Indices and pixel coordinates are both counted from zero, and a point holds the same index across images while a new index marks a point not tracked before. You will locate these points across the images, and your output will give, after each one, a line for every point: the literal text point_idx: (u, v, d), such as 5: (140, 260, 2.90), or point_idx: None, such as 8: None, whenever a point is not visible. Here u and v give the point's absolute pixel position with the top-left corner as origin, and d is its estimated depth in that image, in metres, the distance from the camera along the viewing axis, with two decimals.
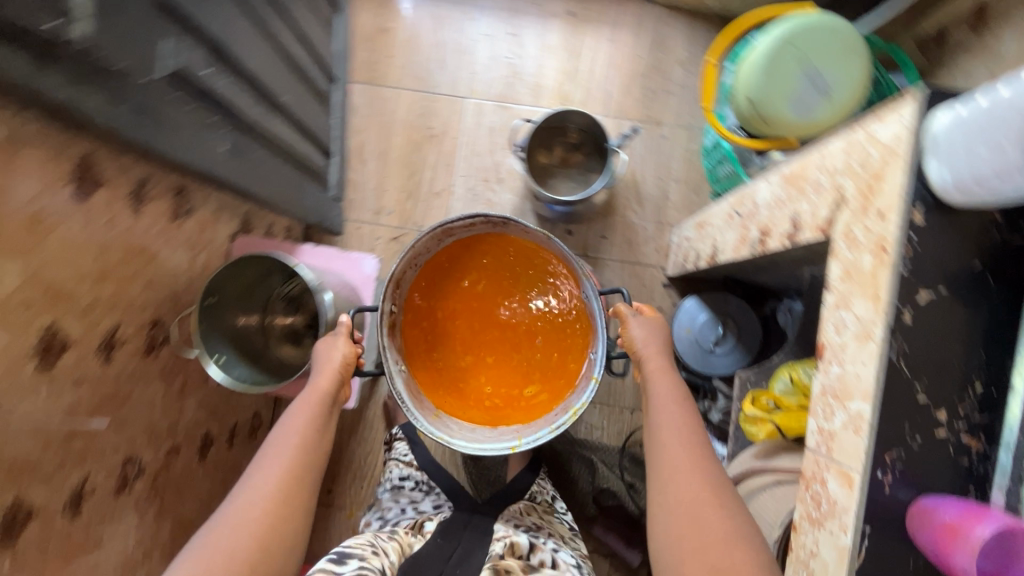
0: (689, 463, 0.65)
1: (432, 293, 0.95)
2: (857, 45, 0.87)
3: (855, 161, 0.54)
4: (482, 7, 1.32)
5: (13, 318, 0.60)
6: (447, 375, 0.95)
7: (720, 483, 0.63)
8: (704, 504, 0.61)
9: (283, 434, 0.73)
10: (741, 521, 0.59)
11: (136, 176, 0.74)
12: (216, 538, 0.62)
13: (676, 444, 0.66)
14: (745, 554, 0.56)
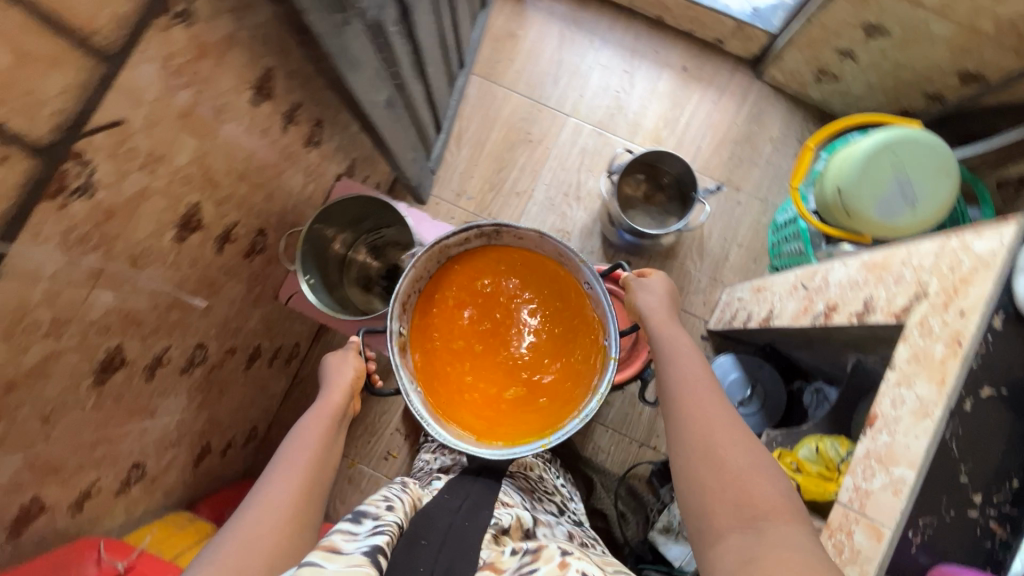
0: (706, 406, 0.66)
1: (439, 287, 0.90)
2: (950, 169, 0.95)
3: (944, 263, 0.61)
4: (606, 40, 1.41)
5: (174, 187, 0.67)
6: (444, 375, 0.89)
7: (738, 427, 0.63)
8: (722, 444, 0.61)
9: (299, 445, 0.70)
10: (764, 462, 0.59)
11: (295, 98, 0.82)
12: (234, 542, 0.56)
13: (697, 394, 0.67)
14: (769, 489, 0.56)
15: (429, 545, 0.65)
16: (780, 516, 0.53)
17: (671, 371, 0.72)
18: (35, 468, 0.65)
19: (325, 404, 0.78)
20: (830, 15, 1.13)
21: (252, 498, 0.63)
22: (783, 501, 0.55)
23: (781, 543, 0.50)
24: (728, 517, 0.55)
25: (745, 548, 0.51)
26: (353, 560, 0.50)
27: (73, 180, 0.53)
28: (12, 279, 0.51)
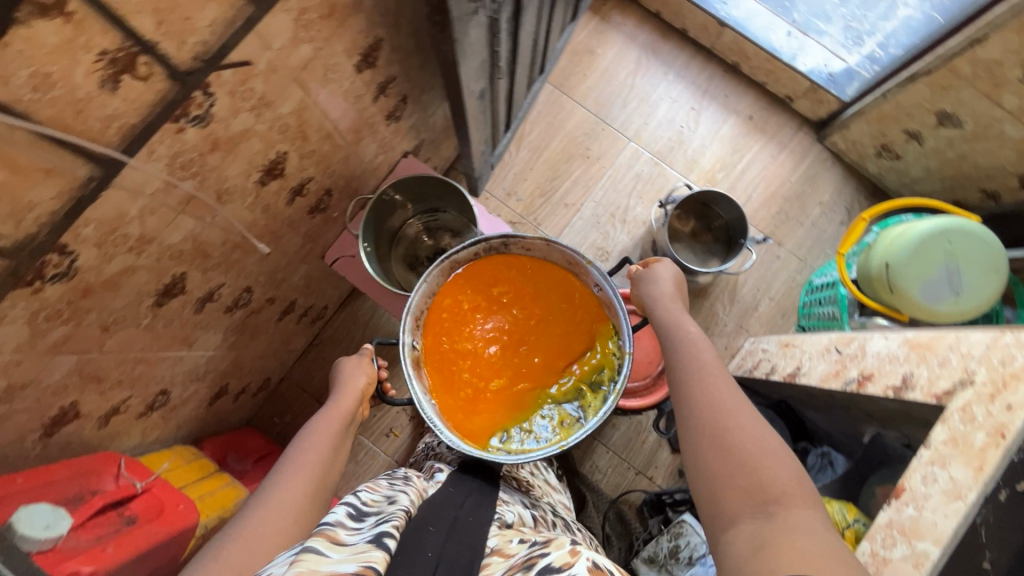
0: (716, 388, 0.64)
1: (452, 296, 0.90)
2: (999, 266, 0.97)
3: (995, 356, 0.63)
4: (680, 75, 1.44)
5: (270, 133, 0.69)
6: (454, 385, 0.89)
7: (749, 409, 0.62)
8: (731, 424, 0.59)
9: (308, 448, 0.74)
10: (777, 444, 0.57)
11: (391, 71, 0.84)
12: (248, 530, 0.59)
13: (704, 377, 0.66)
14: (781, 471, 0.54)
15: (437, 532, 0.62)
16: (793, 501, 0.51)
17: (681, 353, 0.71)
18: (83, 374, 0.67)
19: (331, 411, 0.82)
20: (908, 95, 1.16)
21: (262, 494, 0.66)
22: (796, 484, 0.53)
23: (796, 531, 0.48)
24: (739, 501, 0.53)
25: (755, 536, 0.49)
26: (359, 548, 0.51)
27: (195, 109, 0.55)
28: (120, 190, 0.53)
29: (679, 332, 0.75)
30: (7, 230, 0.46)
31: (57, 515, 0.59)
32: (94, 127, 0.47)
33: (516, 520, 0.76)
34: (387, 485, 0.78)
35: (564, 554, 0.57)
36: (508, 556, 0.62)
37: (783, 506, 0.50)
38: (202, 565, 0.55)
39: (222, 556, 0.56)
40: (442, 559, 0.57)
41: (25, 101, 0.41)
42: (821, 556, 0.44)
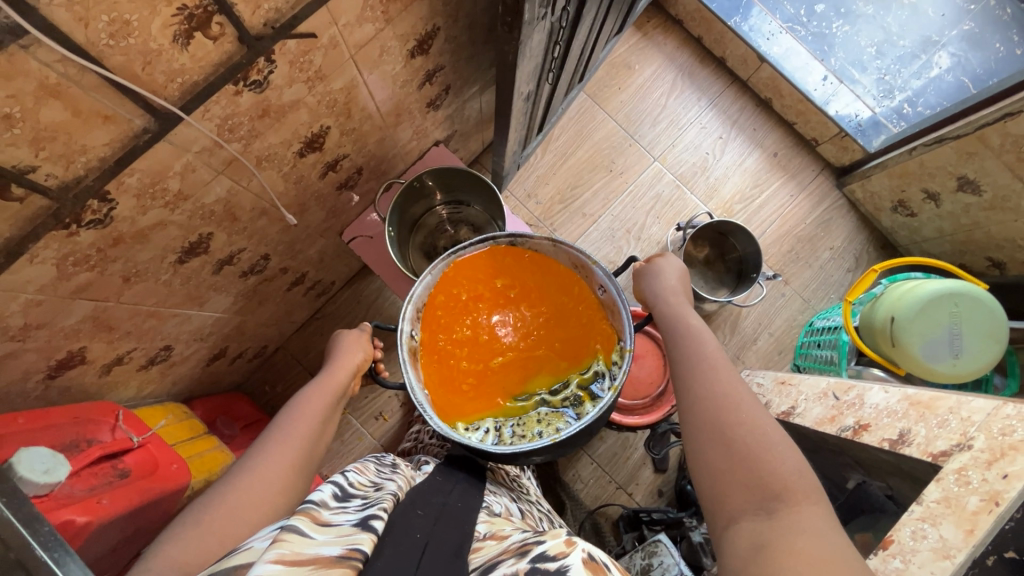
0: (720, 378, 0.64)
1: (453, 291, 0.85)
2: (1000, 337, 0.99)
3: (995, 425, 0.65)
4: (712, 102, 1.45)
5: (318, 106, 0.68)
6: (450, 382, 0.83)
7: (753, 401, 0.61)
8: (732, 416, 0.59)
9: (297, 419, 0.71)
10: (780, 437, 0.57)
11: (441, 60, 0.83)
12: (223, 504, 0.57)
13: (705, 367, 0.66)
14: (784, 466, 0.54)
15: (426, 516, 0.61)
16: (795, 497, 0.51)
17: (683, 343, 0.71)
18: (96, 321, 0.66)
19: (327, 379, 0.79)
20: (933, 157, 1.18)
21: (247, 464, 0.63)
22: (799, 480, 0.53)
23: (800, 531, 0.48)
24: (742, 498, 0.53)
25: (756, 536, 0.49)
26: (344, 530, 0.50)
27: (255, 74, 0.54)
28: (170, 144, 0.52)
29: (682, 325, 0.74)
30: (56, 171, 0.45)
31: (56, 461, 0.59)
32: (159, 80, 0.46)
33: (503, 510, 0.78)
34: (374, 470, 0.76)
35: (559, 542, 0.52)
36: (502, 540, 0.61)
37: (786, 503, 0.51)
38: (179, 533, 0.54)
39: (199, 525, 0.54)
40: (431, 540, 0.56)
41: (100, 46, 0.40)
42: (822, 559, 0.45)
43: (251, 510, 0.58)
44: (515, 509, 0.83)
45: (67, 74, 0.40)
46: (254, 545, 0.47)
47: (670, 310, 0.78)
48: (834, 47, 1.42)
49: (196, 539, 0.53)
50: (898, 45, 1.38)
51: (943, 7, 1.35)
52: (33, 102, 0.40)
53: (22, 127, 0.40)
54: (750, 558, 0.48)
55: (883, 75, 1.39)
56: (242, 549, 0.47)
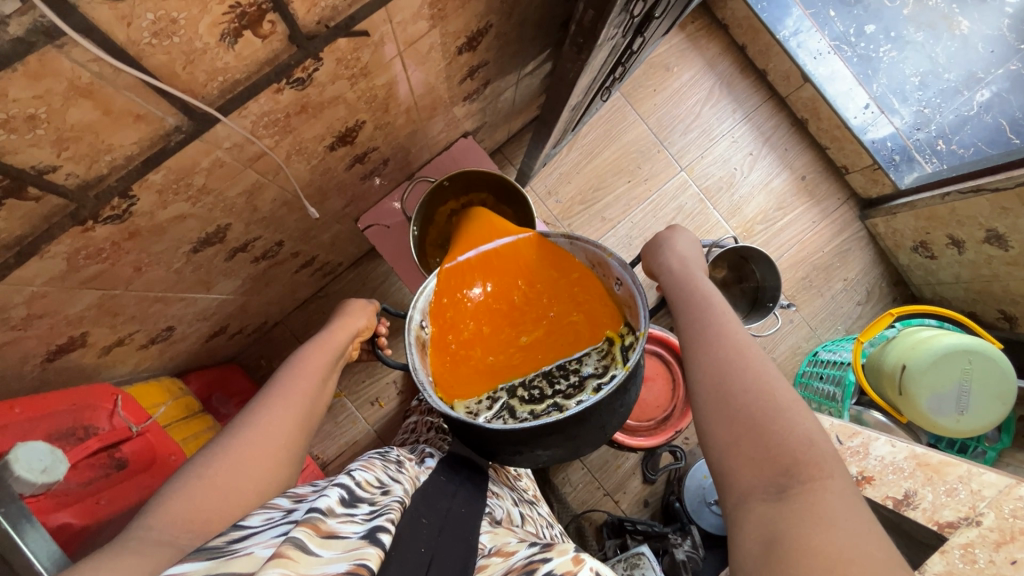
0: (728, 343, 0.55)
1: (461, 283, 0.79)
2: (1007, 397, 0.99)
3: (1008, 507, 0.66)
4: (747, 115, 1.40)
5: (357, 102, 0.63)
6: (464, 368, 0.76)
7: (766, 367, 0.51)
8: (735, 384, 0.50)
9: (297, 373, 0.66)
10: (795, 404, 0.47)
11: (487, 55, 0.78)
12: (219, 466, 0.51)
13: (712, 332, 0.57)
14: (795, 436, 0.44)
15: (431, 525, 0.55)
16: (812, 476, 0.41)
17: (688, 311, 0.62)
18: (102, 308, 0.62)
19: (326, 339, 0.75)
20: (966, 206, 1.16)
21: (247, 417, 0.58)
22: (817, 454, 0.43)
23: (817, 517, 0.38)
24: (748, 477, 0.44)
25: (760, 525, 0.40)
26: (351, 543, 0.42)
27: (300, 72, 0.49)
28: (202, 143, 0.48)
29: (688, 292, 0.65)
30: (77, 171, 0.41)
31: (54, 458, 0.56)
32: (199, 79, 0.41)
33: (505, 516, 0.72)
34: (381, 466, 0.66)
35: (566, 560, 0.48)
36: (509, 556, 0.53)
37: (802, 484, 0.41)
38: (178, 488, 0.48)
39: (202, 478, 0.49)
40: (435, 555, 0.50)
41: (141, 45, 0.35)
42: (843, 549, 0.35)
43: (253, 465, 0.53)
44: (518, 515, 0.76)
45: (102, 74, 0.35)
46: (251, 553, 0.39)
47: (676, 279, 0.69)
48: (878, 71, 1.36)
49: (201, 492, 0.48)
50: (942, 78, 1.31)
51: (993, 43, 1.25)
52: (60, 102, 0.35)
53: (46, 127, 0.36)
54: (759, 552, 0.38)
55: (923, 108, 1.34)
56: (237, 556, 0.38)
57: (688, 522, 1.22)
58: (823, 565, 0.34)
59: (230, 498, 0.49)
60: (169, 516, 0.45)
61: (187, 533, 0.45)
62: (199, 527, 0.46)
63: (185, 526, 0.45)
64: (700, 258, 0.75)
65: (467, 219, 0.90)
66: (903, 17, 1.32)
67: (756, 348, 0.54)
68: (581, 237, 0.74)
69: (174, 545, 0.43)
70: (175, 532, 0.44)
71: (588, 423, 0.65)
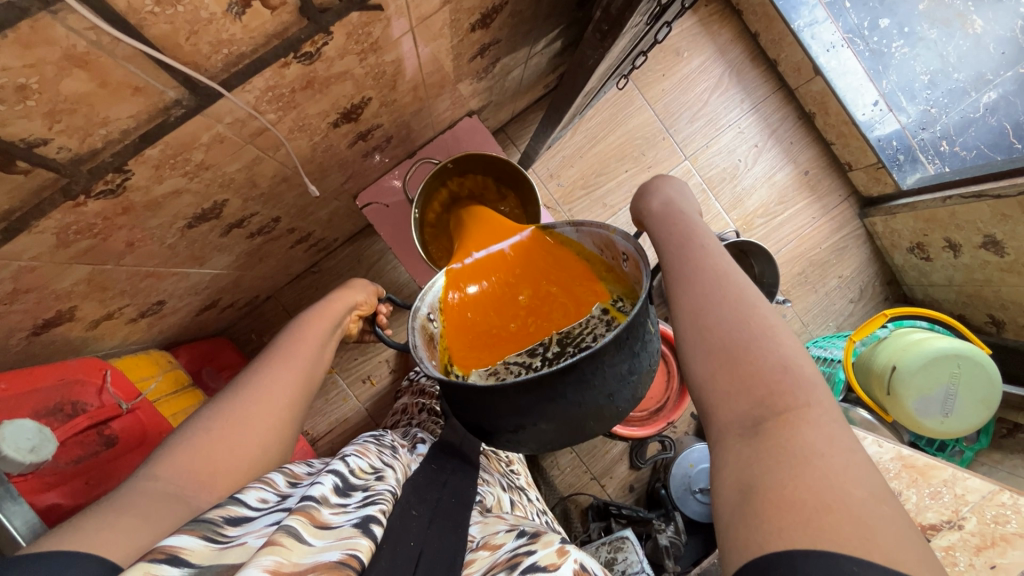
0: (714, 279, 0.52)
1: (471, 274, 0.80)
2: (993, 402, 1.01)
3: (989, 512, 0.69)
4: (755, 106, 1.38)
5: (364, 78, 0.60)
6: (484, 342, 0.77)
7: (745, 295, 0.49)
8: (715, 317, 0.47)
9: (299, 338, 0.66)
10: (773, 328, 0.45)
11: (498, 32, 0.75)
12: (221, 424, 0.51)
13: (700, 265, 0.54)
14: (768, 363, 0.42)
15: (421, 518, 0.52)
16: (788, 407, 0.39)
17: (673, 245, 0.60)
18: (91, 283, 0.60)
19: (326, 307, 0.75)
20: (966, 210, 1.16)
21: (249, 377, 0.58)
22: (792, 381, 0.40)
23: (792, 457, 0.35)
24: (726, 411, 0.41)
25: (732, 473, 0.38)
26: (343, 532, 0.41)
27: (308, 46, 0.46)
28: (203, 119, 0.45)
29: (668, 233, 0.63)
30: (70, 144, 0.38)
31: (42, 437, 0.55)
32: (203, 51, 0.38)
33: (495, 502, 0.68)
34: (376, 450, 0.63)
35: (551, 552, 0.48)
36: (496, 550, 0.52)
37: (778, 417, 0.38)
38: (182, 442, 0.48)
39: (208, 434, 0.50)
40: (426, 549, 0.48)
41: (143, 13, 0.33)
42: (817, 493, 0.32)
43: (260, 422, 0.53)
44: (508, 502, 0.72)
45: (99, 43, 0.33)
46: (245, 542, 0.38)
47: (659, 221, 0.67)
48: (888, 68, 1.32)
49: (208, 445, 0.48)
50: (951, 78, 1.24)
51: (1005, 44, 1.17)
52: (53, 72, 0.32)
53: (38, 99, 0.33)
54: (735, 503, 0.35)
55: (930, 107, 1.30)
56: (231, 545, 0.37)
57: (672, 509, 1.24)
58: (799, 516, 0.31)
59: (234, 454, 0.49)
60: (177, 466, 0.46)
61: (194, 484, 0.45)
62: (204, 479, 0.46)
63: (192, 477, 0.45)
64: (689, 195, 0.71)
65: (464, 221, 0.91)
66: (918, 12, 1.25)
67: (737, 278, 0.52)
68: (587, 223, 0.71)
69: (185, 501, 0.43)
70: (182, 484, 0.44)
71: (588, 394, 0.61)
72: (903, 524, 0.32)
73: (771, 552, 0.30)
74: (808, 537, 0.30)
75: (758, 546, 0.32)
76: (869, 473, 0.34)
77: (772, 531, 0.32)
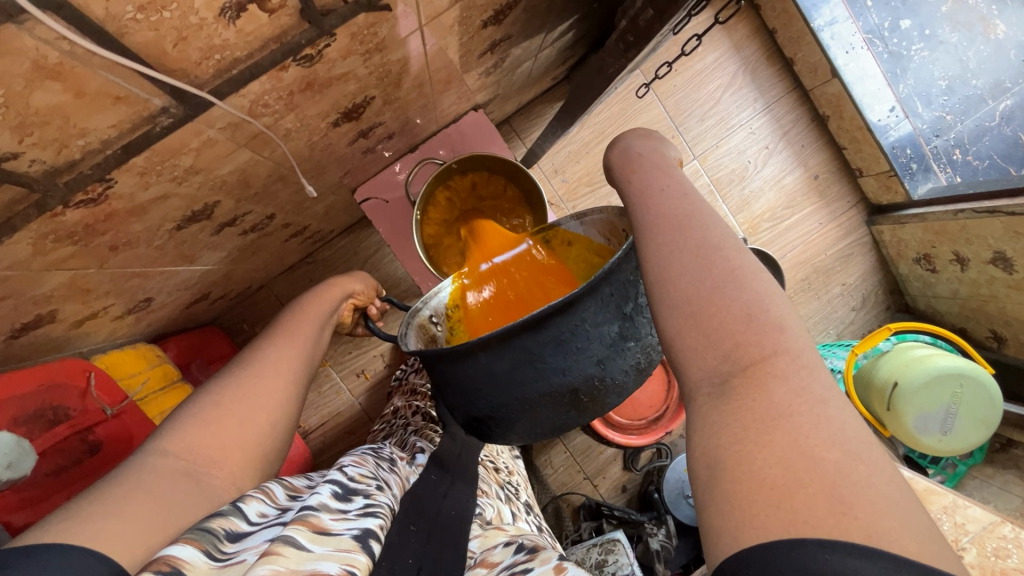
0: (680, 226, 0.45)
1: (480, 285, 0.80)
2: (993, 422, 1.00)
3: (990, 545, 0.70)
4: (767, 106, 1.34)
5: (368, 77, 0.56)
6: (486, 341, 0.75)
7: (708, 237, 0.43)
8: (676, 268, 0.42)
9: (299, 320, 0.68)
10: (736, 272, 0.40)
11: (511, 27, 0.71)
12: (227, 397, 0.51)
13: (667, 208, 0.48)
14: (733, 312, 0.38)
15: (420, 533, 0.49)
16: (754, 359, 0.36)
17: (637, 191, 0.52)
18: (73, 286, 0.56)
19: (320, 294, 0.76)
20: (979, 225, 1.14)
21: (253, 355, 0.58)
22: (757, 328, 0.37)
23: (759, 422, 0.33)
24: (694, 366, 0.38)
25: (700, 440, 0.35)
26: (343, 542, 0.39)
27: (309, 50, 0.42)
28: (193, 126, 0.41)
29: (627, 183, 0.55)
30: (44, 157, 0.35)
31: (20, 451, 0.54)
32: (192, 58, 0.34)
33: (494, 514, 0.66)
34: (373, 462, 0.59)
35: (547, 569, 0.46)
36: (493, 568, 0.50)
37: (745, 371, 0.36)
38: (192, 412, 0.49)
39: (216, 408, 0.49)
40: (424, 566, 0.46)
41: (124, 21, 0.29)
42: (788, 468, 0.30)
43: (268, 396, 0.53)
44: (508, 514, 0.70)
45: (73, 52, 0.29)
46: (245, 560, 0.35)
47: (618, 171, 0.58)
48: (906, 71, 1.23)
49: (215, 420, 0.48)
50: (969, 84, 1.17)
51: None
52: (22, 85, 0.29)
53: (5, 112, 0.30)
54: (705, 479, 0.33)
55: (946, 114, 1.22)
56: (231, 564, 0.34)
57: (664, 512, 1.24)
58: (767, 500, 0.29)
59: (243, 427, 0.49)
60: (187, 439, 0.46)
61: (205, 459, 0.45)
62: (217, 453, 0.46)
63: (201, 450, 0.45)
64: (657, 137, 0.62)
65: (475, 232, 0.89)
66: (940, 15, 1.17)
67: (700, 223, 0.45)
68: (591, 213, 0.69)
69: (199, 477, 0.43)
70: (193, 457, 0.44)
71: (568, 367, 0.60)
72: (879, 485, 0.29)
73: (743, 549, 0.28)
74: (782, 527, 0.28)
75: (731, 539, 0.29)
76: (841, 430, 0.32)
77: (746, 519, 0.29)
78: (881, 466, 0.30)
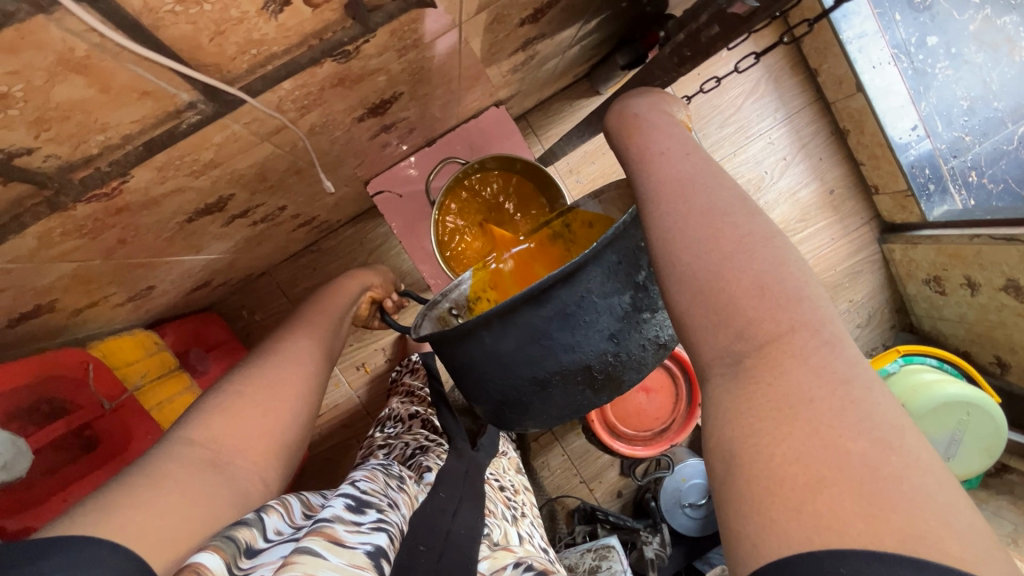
0: (691, 195, 0.41)
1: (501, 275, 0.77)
2: (996, 449, 1.00)
3: None
4: (785, 113, 1.31)
5: (400, 73, 0.53)
6: None
7: (716, 201, 0.40)
8: (685, 239, 0.39)
9: (317, 313, 0.66)
10: (746, 241, 0.38)
11: (547, 25, 0.68)
12: (252, 384, 0.49)
13: (677, 175, 0.44)
14: (742, 286, 0.36)
15: (429, 553, 0.47)
16: (769, 336, 0.34)
17: (638, 161, 0.47)
18: (75, 277, 0.53)
19: (336, 289, 0.73)
20: (995, 251, 1.13)
21: (271, 346, 0.56)
22: (771, 303, 0.35)
23: (779, 413, 0.31)
24: (706, 344, 0.36)
25: (715, 435, 0.33)
26: (356, 558, 0.37)
27: (348, 45, 0.39)
28: (219, 123, 0.38)
29: (624, 151, 0.50)
30: (59, 152, 0.32)
31: (16, 450, 0.49)
32: (228, 52, 0.31)
33: (502, 536, 0.64)
34: (383, 478, 0.56)
35: None
36: None
37: (760, 350, 0.34)
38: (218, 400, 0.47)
39: (241, 397, 0.47)
40: None
41: (161, 13, 0.26)
42: (806, 465, 0.28)
43: (288, 386, 0.51)
44: (515, 536, 0.68)
45: (103, 45, 0.26)
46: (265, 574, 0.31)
47: (614, 138, 0.52)
48: (929, 88, 1.20)
49: (238, 410, 0.46)
50: (991, 106, 1.16)
51: None
52: (43, 78, 0.26)
53: (23, 107, 0.27)
54: (721, 476, 0.31)
55: (965, 134, 1.20)
56: None
57: (659, 520, 1.24)
58: (788, 500, 0.27)
59: (268, 415, 0.47)
60: (210, 429, 0.43)
61: (226, 448, 0.43)
62: (243, 444, 0.44)
63: (225, 439, 0.43)
64: (660, 90, 0.55)
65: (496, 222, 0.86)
66: (968, 33, 1.14)
67: (705, 185, 0.42)
68: (607, 188, 0.69)
69: (221, 467, 0.41)
70: (219, 447, 0.42)
71: (575, 347, 0.57)
72: (911, 479, 0.27)
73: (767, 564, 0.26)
74: (804, 531, 0.26)
75: (751, 549, 0.27)
76: (867, 414, 0.29)
77: (767, 524, 0.27)
78: (913, 454, 0.28)
